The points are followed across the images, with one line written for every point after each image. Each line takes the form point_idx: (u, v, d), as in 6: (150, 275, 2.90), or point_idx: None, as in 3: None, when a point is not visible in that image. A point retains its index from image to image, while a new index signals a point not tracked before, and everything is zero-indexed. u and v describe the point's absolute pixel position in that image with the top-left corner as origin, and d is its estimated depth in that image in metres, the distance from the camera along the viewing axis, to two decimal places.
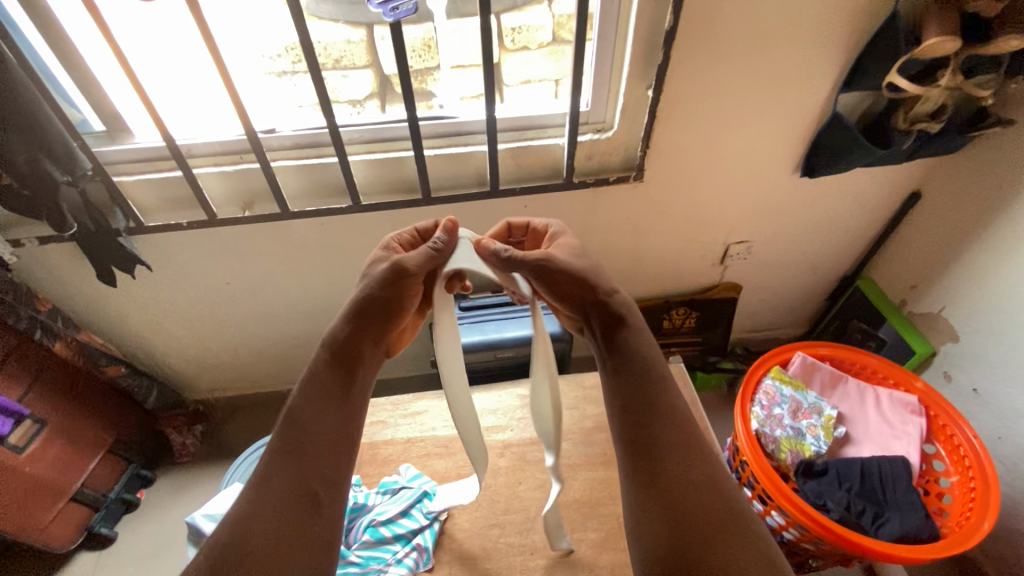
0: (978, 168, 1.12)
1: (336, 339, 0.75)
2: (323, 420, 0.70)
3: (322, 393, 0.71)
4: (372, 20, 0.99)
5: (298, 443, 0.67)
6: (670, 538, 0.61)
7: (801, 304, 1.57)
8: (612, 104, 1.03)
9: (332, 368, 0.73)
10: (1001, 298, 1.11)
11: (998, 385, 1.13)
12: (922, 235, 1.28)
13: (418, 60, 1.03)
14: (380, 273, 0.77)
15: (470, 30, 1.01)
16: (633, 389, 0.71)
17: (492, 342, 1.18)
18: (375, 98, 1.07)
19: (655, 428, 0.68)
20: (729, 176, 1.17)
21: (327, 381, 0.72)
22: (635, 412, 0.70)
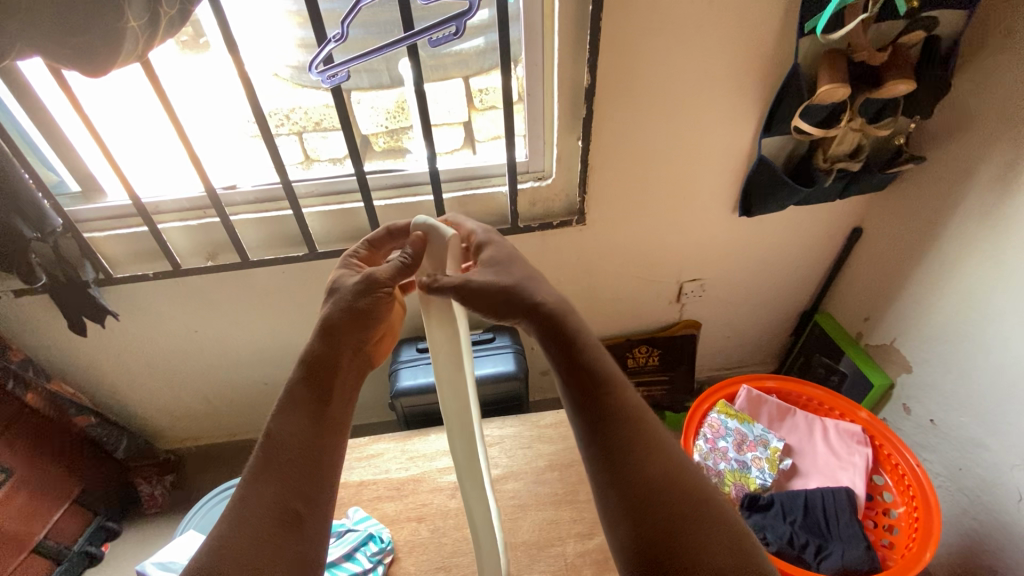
0: (905, 203, 1.17)
1: (313, 357, 0.72)
2: (302, 436, 0.67)
3: (304, 409, 0.69)
4: (349, 87, 1.09)
5: (277, 462, 0.65)
6: (643, 549, 0.57)
7: (765, 342, 1.59)
8: (548, 155, 1.11)
9: (310, 386, 0.71)
10: (942, 327, 1.13)
11: (952, 415, 1.13)
12: (867, 269, 1.31)
13: (393, 121, 1.14)
14: (351, 287, 0.74)
15: (448, 92, 1.13)
16: (587, 383, 0.63)
17: None
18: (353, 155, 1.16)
19: (612, 427, 0.61)
20: (670, 218, 1.23)
21: (304, 398, 0.70)
22: (589, 414, 0.62)
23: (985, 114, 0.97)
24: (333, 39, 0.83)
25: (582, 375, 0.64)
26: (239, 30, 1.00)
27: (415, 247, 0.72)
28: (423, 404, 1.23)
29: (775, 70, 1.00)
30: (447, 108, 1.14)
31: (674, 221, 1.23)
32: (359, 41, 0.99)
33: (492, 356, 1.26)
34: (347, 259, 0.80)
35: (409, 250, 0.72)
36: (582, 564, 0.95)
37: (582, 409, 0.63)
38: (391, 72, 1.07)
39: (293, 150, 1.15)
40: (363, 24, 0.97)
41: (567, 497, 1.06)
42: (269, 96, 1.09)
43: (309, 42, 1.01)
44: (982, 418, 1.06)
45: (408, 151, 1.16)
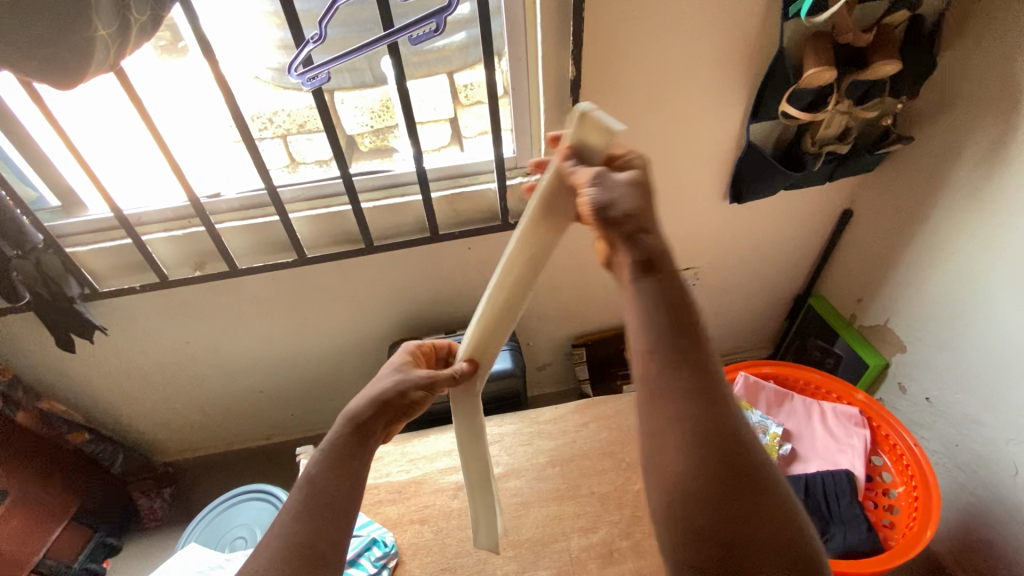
0: (895, 183, 1.17)
1: (359, 414, 0.68)
2: (339, 485, 0.62)
3: (346, 452, 0.65)
4: (332, 87, 1.06)
5: (313, 506, 0.60)
6: (688, 517, 0.45)
7: (760, 327, 1.59)
8: (536, 149, 1.10)
9: (354, 439, 0.66)
10: (934, 306, 1.14)
11: (948, 393, 1.13)
12: (859, 250, 1.31)
13: (378, 121, 1.12)
14: (418, 377, 0.73)
15: (431, 89, 1.11)
16: (667, 340, 0.49)
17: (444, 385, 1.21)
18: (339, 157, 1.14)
19: (679, 399, 0.47)
20: (661, 208, 1.22)
21: (348, 445, 0.65)
22: (652, 375, 0.49)
23: (971, 91, 0.97)
24: (311, 40, 0.82)
25: (666, 322, 0.49)
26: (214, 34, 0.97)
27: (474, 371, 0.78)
28: (420, 405, 1.23)
29: (760, 54, 0.99)
30: (433, 105, 1.12)
31: (665, 211, 1.23)
32: (336, 42, 0.97)
33: None
34: (410, 349, 0.80)
35: (472, 366, 0.77)
36: (587, 558, 0.96)
37: (653, 344, 0.49)
38: (373, 71, 1.05)
39: (278, 154, 1.13)
40: (339, 24, 0.95)
41: (569, 492, 1.06)
42: (248, 100, 1.06)
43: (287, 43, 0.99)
44: (977, 395, 1.07)
45: (395, 150, 1.15)
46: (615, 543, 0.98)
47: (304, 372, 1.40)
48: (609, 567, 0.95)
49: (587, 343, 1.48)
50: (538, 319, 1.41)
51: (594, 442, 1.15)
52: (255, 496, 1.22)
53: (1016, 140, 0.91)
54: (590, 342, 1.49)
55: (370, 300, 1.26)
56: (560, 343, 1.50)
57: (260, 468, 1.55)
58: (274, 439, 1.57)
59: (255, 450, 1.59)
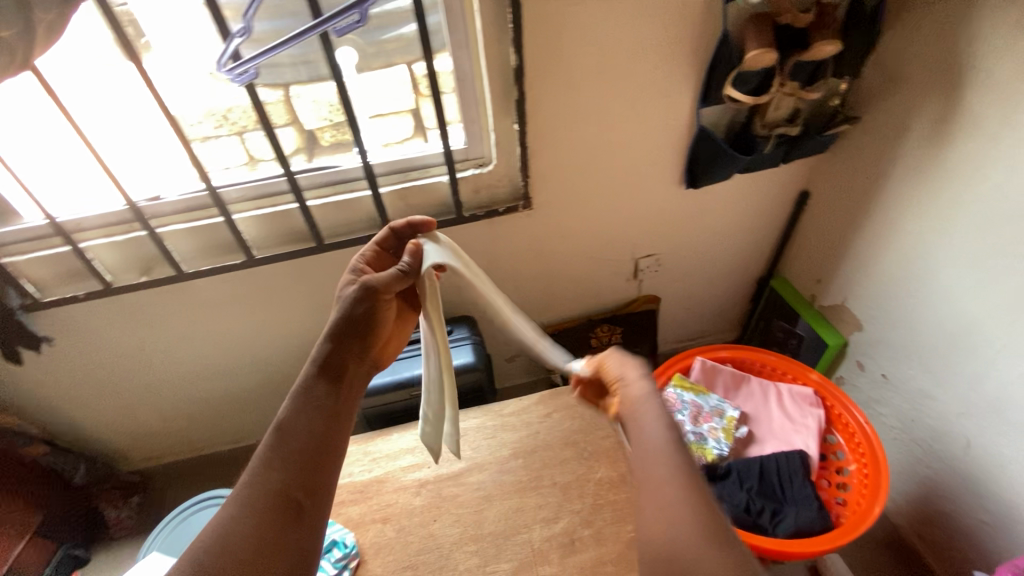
0: (848, 163, 1.17)
1: (324, 356, 0.76)
2: (309, 426, 0.69)
3: (317, 396, 0.72)
4: (289, 80, 0.97)
5: (285, 451, 0.67)
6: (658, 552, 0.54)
7: (726, 310, 1.61)
8: (487, 140, 1.08)
9: (320, 381, 0.74)
10: (887, 284, 1.15)
11: (902, 368, 1.15)
12: (817, 231, 1.32)
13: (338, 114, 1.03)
14: (353, 293, 0.80)
15: (394, 79, 1.01)
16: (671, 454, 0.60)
17: (406, 382, 1.20)
18: (302, 153, 1.06)
19: (669, 470, 0.59)
20: (618, 196, 1.21)
21: (314, 385, 0.73)
22: (663, 466, 0.59)
23: (915, 68, 0.97)
24: (238, 34, 0.79)
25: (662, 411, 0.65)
26: (145, 26, 0.87)
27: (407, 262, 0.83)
28: (383, 403, 1.22)
29: (705, 36, 0.98)
30: (396, 96, 1.04)
31: (622, 199, 1.22)
32: (258, 36, 0.91)
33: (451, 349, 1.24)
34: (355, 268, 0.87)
35: (408, 261, 0.82)
36: (548, 548, 0.96)
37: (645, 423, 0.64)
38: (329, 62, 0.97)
39: (235, 151, 1.04)
40: (263, 18, 0.89)
41: (532, 484, 1.06)
42: (195, 97, 0.96)
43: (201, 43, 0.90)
44: (929, 370, 1.09)
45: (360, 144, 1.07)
46: (576, 532, 0.98)
47: (268, 374, 1.39)
48: (569, 556, 0.95)
49: (554, 333, 1.48)
50: None
51: (557, 433, 1.15)
52: (220, 502, 1.21)
53: (959, 116, 0.92)
54: (557, 332, 1.48)
55: (328, 300, 1.25)
56: None
57: (230, 472, 1.53)
58: (243, 442, 1.55)
59: (224, 455, 1.57)
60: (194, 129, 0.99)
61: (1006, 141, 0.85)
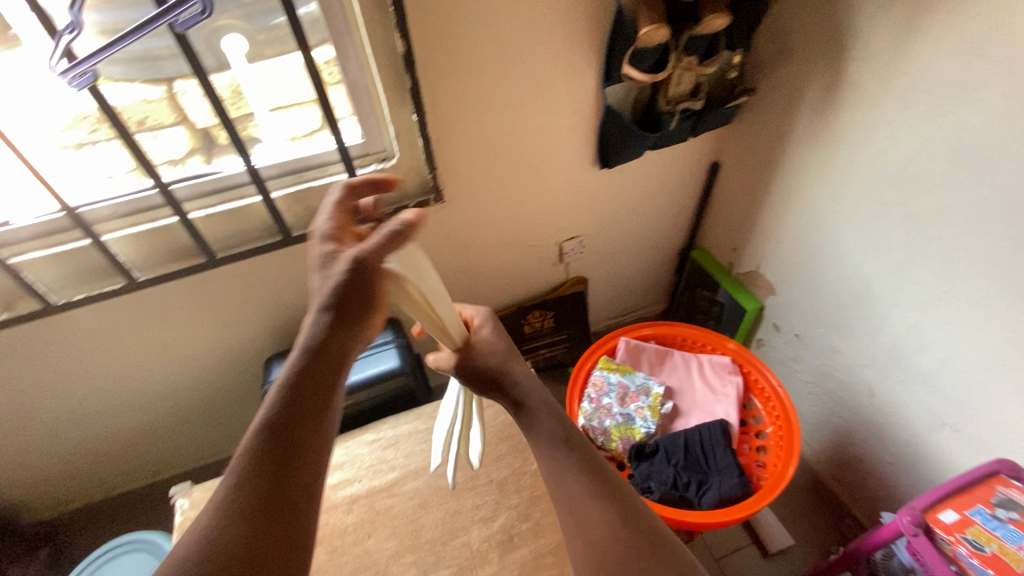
0: (751, 133, 1.20)
1: (315, 343, 0.57)
2: (297, 435, 0.53)
3: (302, 391, 0.55)
4: (172, 75, 0.88)
5: (269, 470, 0.51)
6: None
7: (652, 283, 1.63)
8: (386, 133, 1.02)
9: (309, 374, 0.56)
10: (793, 249, 1.19)
11: (811, 328, 1.21)
12: (729, 200, 1.36)
13: (232, 109, 0.94)
14: (341, 272, 0.59)
15: (289, 68, 0.93)
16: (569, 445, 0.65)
17: None
18: (198, 154, 0.97)
19: (594, 509, 0.58)
20: (532, 181, 1.19)
21: (304, 379, 0.56)
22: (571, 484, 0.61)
23: (804, 38, 0.98)
24: (66, 31, 0.68)
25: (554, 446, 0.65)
26: (10, 18, 0.75)
27: (410, 225, 0.62)
28: None
29: (600, 13, 0.95)
30: (293, 87, 0.96)
31: (536, 183, 1.20)
32: (99, 30, 0.79)
33: (375, 356, 1.18)
34: (325, 235, 0.65)
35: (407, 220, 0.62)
36: (487, 549, 0.95)
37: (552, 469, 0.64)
38: (213, 52, 0.87)
39: (119, 156, 0.93)
40: (99, 9, 0.78)
41: (468, 484, 1.04)
42: (59, 102, 0.84)
43: (31, 41, 0.78)
44: (834, 328, 1.14)
45: (258, 142, 0.99)
46: (514, 528, 0.97)
47: (179, 400, 1.28)
48: (508, 553, 0.94)
49: None
50: None
51: (491, 428, 1.13)
52: (131, 547, 1.11)
53: (844, 85, 0.94)
54: None
55: (234, 315, 1.15)
56: None
57: (153, 508, 1.42)
58: (164, 474, 1.43)
59: (145, 490, 1.45)
60: (66, 135, 0.88)
61: (886, 108, 0.89)
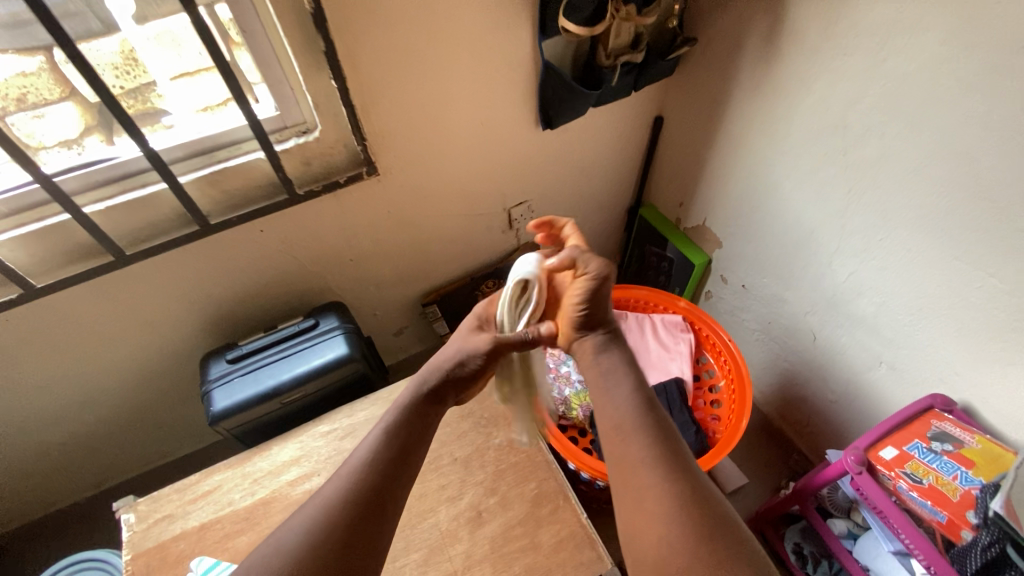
0: (692, 85, 1.17)
1: (434, 384, 0.83)
2: (405, 439, 0.76)
3: (419, 413, 0.80)
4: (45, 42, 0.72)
5: (387, 458, 0.72)
6: (663, 538, 0.58)
7: (602, 242, 1.62)
8: (304, 102, 0.91)
9: (428, 402, 0.82)
10: (738, 202, 1.20)
11: (756, 278, 1.24)
12: (674, 154, 1.34)
13: (126, 79, 0.80)
14: (477, 348, 0.85)
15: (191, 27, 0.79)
16: (637, 421, 0.69)
17: (273, 390, 1.05)
18: (94, 134, 0.83)
19: (651, 472, 0.63)
20: (472, 147, 1.12)
21: (422, 407, 0.81)
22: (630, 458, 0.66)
23: None
24: None
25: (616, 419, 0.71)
26: None
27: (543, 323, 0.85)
28: (248, 421, 1.05)
29: None
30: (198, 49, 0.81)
31: (476, 149, 1.13)
32: None
33: (319, 345, 1.10)
34: (477, 318, 0.91)
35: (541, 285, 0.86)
36: (457, 527, 0.95)
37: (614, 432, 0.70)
38: (96, 13, 0.72)
39: None
40: None
41: (432, 465, 1.03)
42: None
43: None
44: (779, 277, 1.17)
45: (165, 115, 0.86)
46: (482, 503, 0.97)
47: (110, 408, 1.18)
48: (478, 529, 0.94)
49: (437, 299, 1.39)
50: (378, 286, 1.29)
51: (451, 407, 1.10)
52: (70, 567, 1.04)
53: (784, 31, 0.92)
54: (440, 298, 1.39)
55: (160, 314, 1.05)
56: (409, 304, 1.40)
57: (99, 520, 1.33)
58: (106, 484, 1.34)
59: (87, 503, 1.36)
60: None
61: (824, 55, 0.87)
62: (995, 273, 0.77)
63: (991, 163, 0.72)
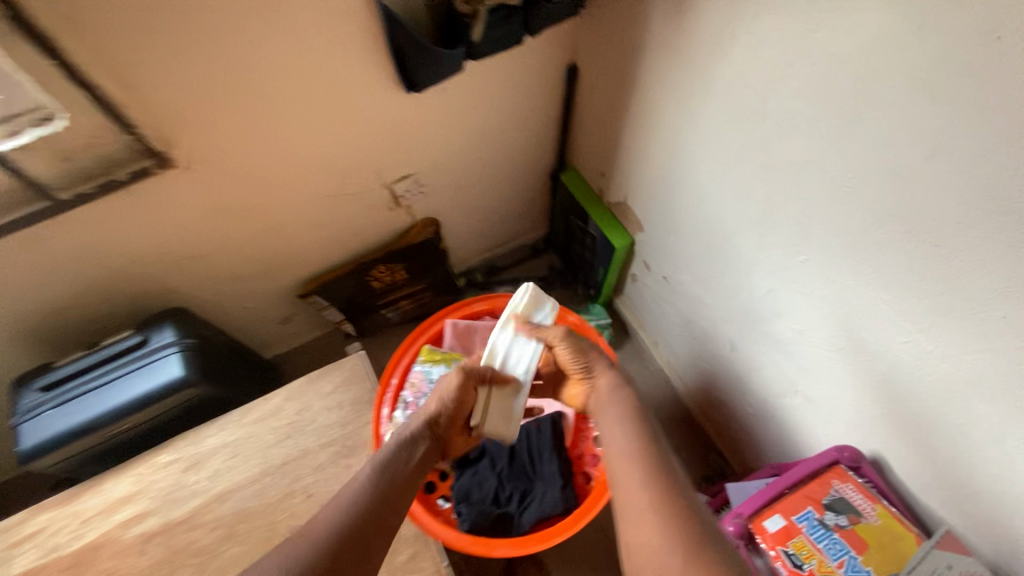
0: (603, 29, 0.90)
1: (417, 427, 0.80)
2: (394, 488, 0.71)
3: (404, 455, 0.76)
4: None
5: (378, 500, 0.69)
6: (684, 544, 0.59)
7: (524, 210, 1.40)
8: (25, 85, 0.67)
9: (413, 446, 0.78)
10: (657, 183, 0.98)
11: (676, 273, 1.05)
12: (594, 114, 1.09)
13: None
14: (452, 384, 0.83)
15: None
16: (642, 445, 0.71)
17: (89, 424, 0.90)
18: None
19: (651, 491, 0.65)
20: (311, 119, 0.87)
21: (408, 448, 0.77)
22: (631, 473, 0.68)
23: None
24: None
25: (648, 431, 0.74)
26: None
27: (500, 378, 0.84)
28: (68, 457, 0.92)
29: None
30: None
31: (321, 120, 0.88)
32: None
33: (144, 367, 0.93)
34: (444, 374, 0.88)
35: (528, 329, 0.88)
36: None
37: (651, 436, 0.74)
38: None
39: None
40: None
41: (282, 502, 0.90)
42: None
43: None
44: (699, 277, 0.98)
45: None
46: None
47: None
48: None
49: (318, 291, 1.19)
50: (237, 280, 1.10)
51: (311, 434, 0.95)
52: None
53: None
54: (322, 289, 1.20)
55: None
56: (288, 295, 1.21)
57: None
58: None
59: None
60: None
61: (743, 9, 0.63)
62: (911, 330, 0.61)
63: (939, 189, 0.51)
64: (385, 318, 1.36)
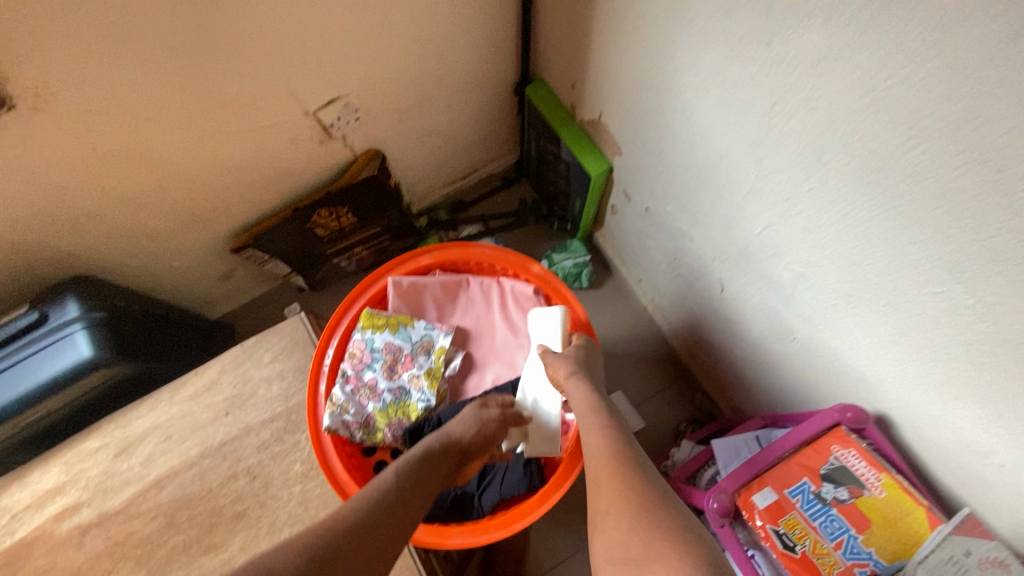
0: None
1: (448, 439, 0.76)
2: (409, 493, 0.65)
3: (426, 466, 0.70)
4: None
5: (388, 502, 0.63)
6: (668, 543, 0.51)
7: (488, 136, 1.22)
8: None
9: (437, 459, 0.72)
10: (634, 94, 0.80)
11: (660, 203, 0.90)
12: (558, 8, 0.89)
13: None
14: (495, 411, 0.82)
15: None
16: (618, 448, 0.65)
17: None
18: None
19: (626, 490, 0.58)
20: (189, 25, 0.68)
21: (431, 458, 0.71)
22: (610, 472, 0.62)
23: None
24: None
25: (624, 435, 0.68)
26: None
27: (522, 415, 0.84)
28: None
29: None
30: None
31: (203, 27, 0.69)
32: None
33: (46, 348, 0.81)
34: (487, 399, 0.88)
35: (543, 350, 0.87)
36: None
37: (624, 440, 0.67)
38: None
39: None
40: None
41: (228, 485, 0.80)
42: None
43: None
44: (684, 209, 0.84)
45: None
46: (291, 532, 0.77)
47: None
48: None
49: (252, 244, 1.03)
50: (151, 237, 0.94)
51: (252, 409, 0.85)
52: None
53: None
54: (256, 242, 1.03)
55: None
56: (219, 251, 1.06)
57: None
58: None
59: None
60: None
61: None
62: (940, 277, 0.49)
63: (1013, 77, 0.37)
64: (336, 267, 1.21)
